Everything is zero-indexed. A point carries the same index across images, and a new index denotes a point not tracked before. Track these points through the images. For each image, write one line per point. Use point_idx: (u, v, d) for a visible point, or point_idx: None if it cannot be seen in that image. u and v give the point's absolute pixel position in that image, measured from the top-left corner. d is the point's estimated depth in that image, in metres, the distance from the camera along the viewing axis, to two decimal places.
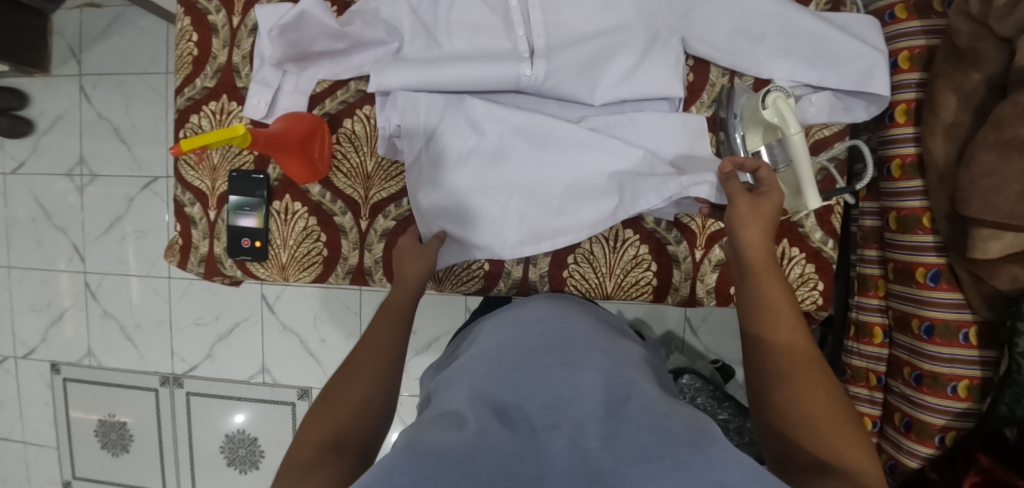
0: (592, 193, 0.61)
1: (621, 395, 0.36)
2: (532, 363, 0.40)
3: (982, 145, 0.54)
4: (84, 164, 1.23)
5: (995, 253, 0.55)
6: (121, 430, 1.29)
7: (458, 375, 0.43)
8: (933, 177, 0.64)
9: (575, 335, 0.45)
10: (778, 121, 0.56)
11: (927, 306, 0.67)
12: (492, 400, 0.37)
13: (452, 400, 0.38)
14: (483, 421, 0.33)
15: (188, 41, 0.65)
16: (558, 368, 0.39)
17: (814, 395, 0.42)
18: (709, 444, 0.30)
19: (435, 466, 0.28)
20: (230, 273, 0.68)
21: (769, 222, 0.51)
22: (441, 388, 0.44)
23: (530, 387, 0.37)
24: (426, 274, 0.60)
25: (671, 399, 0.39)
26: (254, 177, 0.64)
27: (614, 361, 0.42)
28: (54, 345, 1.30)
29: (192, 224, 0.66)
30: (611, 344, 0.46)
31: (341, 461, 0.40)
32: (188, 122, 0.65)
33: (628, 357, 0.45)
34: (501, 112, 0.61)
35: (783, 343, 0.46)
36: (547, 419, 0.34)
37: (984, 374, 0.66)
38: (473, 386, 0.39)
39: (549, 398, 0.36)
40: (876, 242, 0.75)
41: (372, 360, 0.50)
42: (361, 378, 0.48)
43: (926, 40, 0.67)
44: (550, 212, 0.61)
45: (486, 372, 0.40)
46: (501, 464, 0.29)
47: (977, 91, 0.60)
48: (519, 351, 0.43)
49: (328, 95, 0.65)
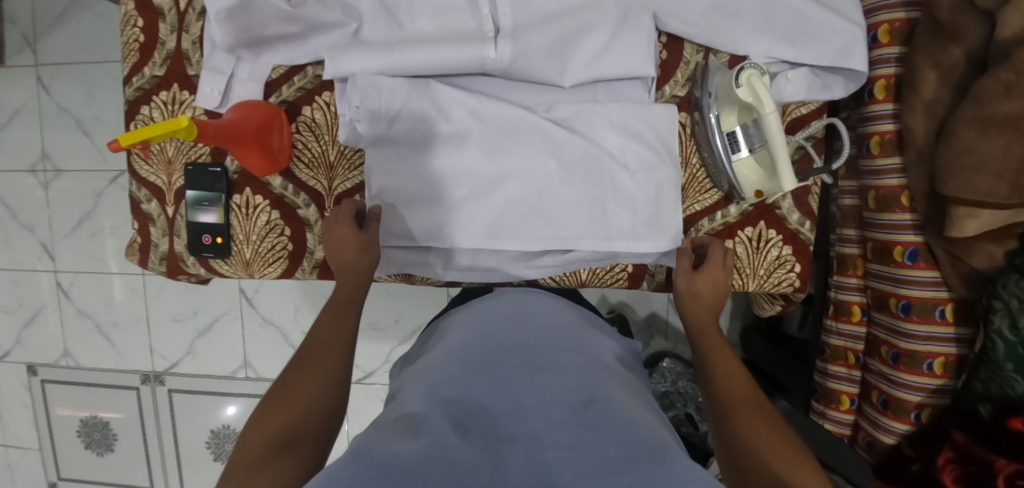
0: (570, 182, 0.59)
1: (585, 398, 0.35)
2: (496, 366, 0.39)
3: (962, 122, 0.52)
4: (47, 158, 1.18)
5: (972, 232, 0.54)
6: (104, 429, 1.27)
7: (421, 375, 0.42)
8: (912, 155, 0.63)
9: (545, 335, 0.45)
10: (753, 99, 0.54)
11: (906, 285, 0.66)
12: (452, 404, 0.35)
13: (409, 404, 0.37)
14: (438, 430, 0.31)
15: (134, 27, 0.61)
16: (522, 372, 0.38)
17: (758, 429, 0.42)
18: (671, 462, 0.28)
19: (382, 476, 0.26)
20: (193, 271, 0.65)
21: (715, 288, 0.56)
22: (404, 387, 0.43)
23: (491, 393, 0.36)
24: (369, 255, 0.57)
25: (638, 403, 0.38)
26: (211, 170, 0.61)
27: (584, 363, 0.41)
28: (30, 346, 1.27)
29: (150, 221, 0.64)
30: (580, 344, 0.46)
31: (291, 458, 0.39)
32: (139, 114, 0.62)
33: (596, 357, 0.44)
34: (473, 97, 0.59)
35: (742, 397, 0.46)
36: (506, 428, 0.32)
37: (959, 351, 0.66)
38: (433, 389, 0.38)
39: (509, 405, 0.35)
40: (856, 221, 0.74)
41: (325, 353, 0.49)
42: (310, 374, 0.46)
43: (906, 13, 0.66)
44: (524, 206, 0.60)
45: (448, 376, 0.39)
46: (453, 474, 0.27)
47: (956, 66, 0.58)
48: (484, 352, 0.42)
49: (285, 81, 0.61)
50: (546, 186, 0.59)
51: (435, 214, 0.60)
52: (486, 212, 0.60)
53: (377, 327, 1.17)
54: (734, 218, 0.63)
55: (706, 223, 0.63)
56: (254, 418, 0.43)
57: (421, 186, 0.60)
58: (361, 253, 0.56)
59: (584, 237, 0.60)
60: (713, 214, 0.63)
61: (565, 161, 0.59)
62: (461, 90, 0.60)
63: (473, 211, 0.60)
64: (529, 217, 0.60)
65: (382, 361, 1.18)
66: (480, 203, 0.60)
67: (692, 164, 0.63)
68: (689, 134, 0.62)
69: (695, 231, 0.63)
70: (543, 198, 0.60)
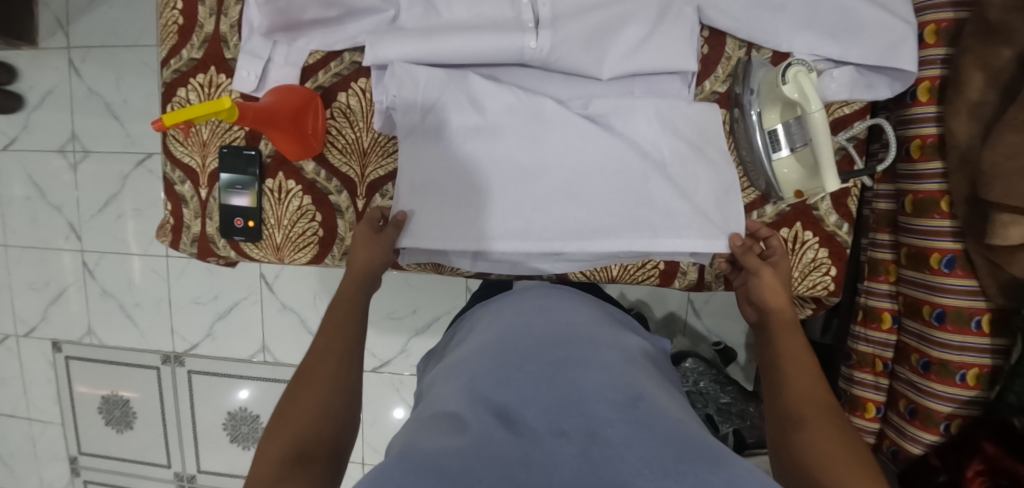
0: (603, 178, 0.58)
1: (632, 395, 0.35)
2: (529, 362, 0.39)
3: (1009, 126, 0.53)
4: (76, 140, 1.20)
5: (1015, 240, 0.54)
6: (124, 407, 1.29)
7: (457, 369, 0.42)
8: (954, 158, 0.61)
9: (580, 331, 0.45)
10: (798, 97, 0.52)
11: (940, 293, 0.65)
12: (490, 401, 0.35)
13: (448, 401, 0.37)
14: (482, 428, 0.31)
15: (173, 9, 0.62)
16: (560, 369, 0.38)
17: (831, 440, 0.41)
18: (729, 462, 0.28)
19: (434, 478, 0.26)
20: (223, 254, 0.65)
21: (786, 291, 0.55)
22: (438, 383, 0.43)
23: (532, 388, 0.36)
24: (382, 258, 0.59)
25: (680, 404, 0.38)
26: (245, 153, 0.61)
27: (623, 359, 0.41)
28: (54, 323, 1.30)
29: (183, 203, 0.64)
30: (614, 338, 0.46)
31: (308, 470, 0.39)
32: (176, 96, 0.63)
33: (632, 354, 0.44)
34: (510, 90, 0.58)
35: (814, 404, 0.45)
36: (553, 425, 0.32)
37: (993, 362, 0.65)
38: (471, 385, 0.38)
39: (553, 401, 0.34)
40: (890, 226, 0.73)
41: (330, 357, 0.49)
42: (317, 382, 0.47)
43: (954, 13, 0.64)
44: (561, 204, 0.58)
45: (485, 370, 0.39)
46: (505, 475, 0.27)
47: (1005, 68, 0.57)
48: (516, 348, 0.42)
49: (321, 66, 0.61)
50: (580, 182, 0.58)
51: (468, 208, 0.58)
52: (522, 207, 0.58)
53: (394, 316, 1.17)
54: (771, 217, 0.62)
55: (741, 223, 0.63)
56: (266, 430, 0.43)
57: (451, 176, 0.58)
58: (378, 250, 0.59)
59: (612, 229, 0.57)
60: (748, 214, 0.62)
61: (600, 153, 0.58)
62: (498, 83, 0.59)
63: (506, 206, 0.58)
64: (554, 208, 0.58)
65: (398, 351, 1.18)
66: (514, 198, 0.58)
67: (730, 163, 0.62)
68: (727, 132, 0.62)
69: None
70: (573, 189, 0.58)
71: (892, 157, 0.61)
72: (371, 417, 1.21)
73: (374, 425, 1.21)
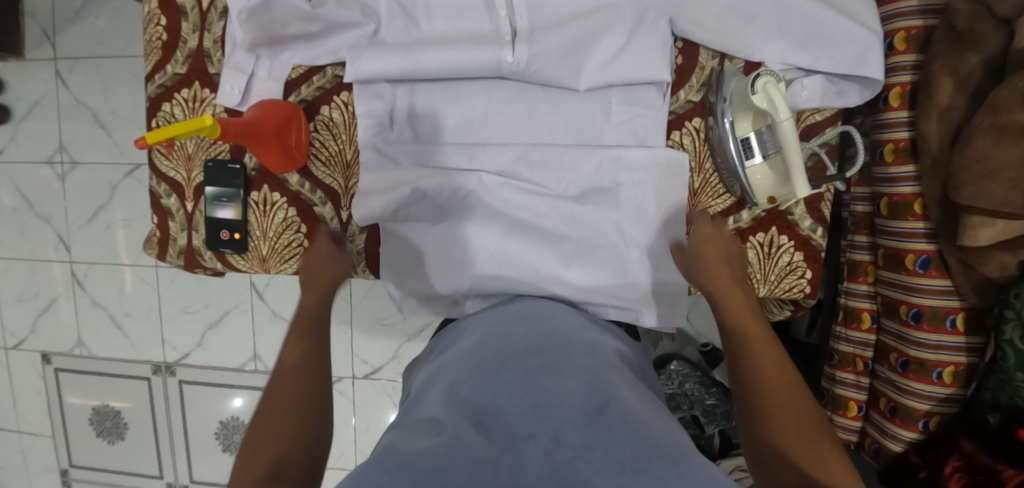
0: (572, 211, 0.63)
1: (600, 401, 0.36)
2: (510, 369, 0.40)
3: (978, 130, 0.55)
4: (64, 151, 1.20)
5: (984, 240, 0.58)
6: (116, 418, 1.29)
7: (437, 378, 0.43)
8: (926, 162, 0.63)
9: (561, 338, 0.46)
10: (767, 106, 0.53)
11: (916, 293, 0.68)
12: (469, 405, 0.37)
13: (428, 407, 0.38)
14: (459, 430, 0.32)
15: (157, 25, 0.62)
16: (539, 374, 0.39)
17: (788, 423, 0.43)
18: (684, 461, 0.30)
19: (405, 478, 0.27)
20: (210, 265, 0.66)
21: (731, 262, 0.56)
22: (419, 391, 0.44)
23: (509, 395, 0.37)
24: (341, 274, 0.60)
25: (653, 411, 0.39)
26: (229, 166, 0.62)
27: (597, 365, 0.42)
28: (44, 335, 1.29)
29: (169, 216, 0.65)
30: (591, 345, 0.47)
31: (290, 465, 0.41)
32: (160, 110, 0.63)
33: (608, 360, 0.46)
34: (476, 175, 0.61)
35: (781, 392, 0.45)
36: (524, 428, 0.33)
37: (969, 360, 0.68)
38: (452, 391, 0.39)
39: (525, 407, 0.35)
40: (867, 228, 0.75)
41: (301, 382, 0.49)
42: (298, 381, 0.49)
43: (923, 21, 0.65)
44: (534, 244, 0.64)
45: (465, 377, 0.41)
46: (475, 473, 0.28)
47: (972, 73, 0.59)
48: (497, 355, 0.43)
49: (303, 80, 0.62)
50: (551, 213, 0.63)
51: (444, 258, 0.64)
52: (498, 253, 0.63)
53: (385, 323, 1.19)
54: (747, 223, 0.63)
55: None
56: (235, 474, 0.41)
57: (437, 242, 0.64)
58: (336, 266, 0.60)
59: (590, 253, 0.63)
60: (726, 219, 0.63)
61: (566, 230, 0.63)
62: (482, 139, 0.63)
63: (484, 255, 0.64)
64: (528, 257, 0.63)
65: (391, 357, 1.19)
66: (491, 250, 0.64)
67: (706, 170, 0.62)
68: (703, 140, 0.62)
69: None
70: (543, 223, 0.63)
71: (863, 161, 0.61)
72: (365, 423, 1.22)
73: (368, 431, 1.22)
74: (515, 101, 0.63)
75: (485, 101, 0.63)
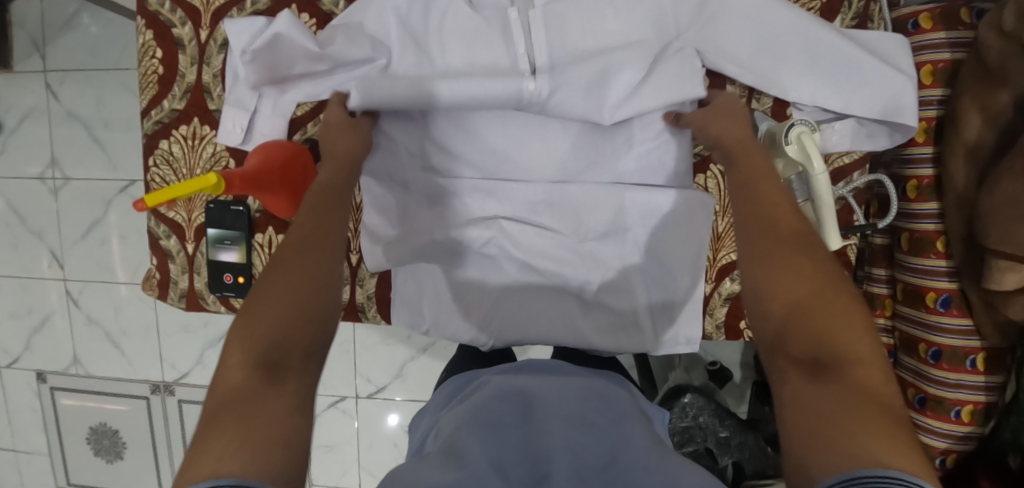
0: (587, 253, 0.63)
1: (607, 457, 0.39)
2: (534, 415, 0.44)
3: (1007, 173, 0.53)
4: (56, 165, 1.17)
5: (1011, 285, 0.56)
6: (114, 437, 1.27)
7: (457, 413, 0.46)
8: (951, 200, 0.62)
9: (596, 395, 0.49)
10: (801, 157, 0.51)
11: (935, 331, 0.66)
12: (487, 433, 0.41)
13: (455, 437, 0.41)
14: (477, 467, 0.36)
15: (152, 58, 0.59)
16: (553, 419, 0.43)
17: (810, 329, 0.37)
18: None
19: None
20: (213, 309, 0.63)
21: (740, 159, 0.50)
22: (442, 427, 0.47)
23: (512, 446, 0.40)
24: (363, 147, 0.54)
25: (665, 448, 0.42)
26: (233, 208, 0.59)
27: (614, 417, 0.45)
28: (39, 353, 1.26)
29: (169, 258, 0.62)
30: (608, 395, 0.50)
31: (282, 386, 0.35)
32: (157, 148, 0.60)
33: (624, 410, 0.47)
34: (493, 218, 0.62)
35: (777, 244, 0.42)
36: (532, 475, 0.37)
37: (988, 399, 0.66)
38: (472, 429, 0.41)
39: (538, 451, 0.39)
40: (886, 261, 0.73)
41: (293, 272, 0.40)
42: (284, 282, 0.39)
43: (951, 54, 0.63)
44: (548, 285, 0.64)
45: (485, 415, 0.44)
46: None
47: (1003, 111, 0.57)
48: (527, 400, 0.47)
49: (309, 118, 0.60)
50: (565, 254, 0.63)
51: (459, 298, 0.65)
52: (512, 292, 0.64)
53: (388, 342, 1.17)
54: None
55: (727, 289, 0.64)
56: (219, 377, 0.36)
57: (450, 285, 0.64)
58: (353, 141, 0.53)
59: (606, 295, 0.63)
60: None
61: (586, 278, 0.63)
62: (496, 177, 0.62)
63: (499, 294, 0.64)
64: (543, 297, 0.64)
65: (394, 376, 1.18)
66: (504, 288, 0.64)
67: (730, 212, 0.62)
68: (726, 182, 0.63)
69: (730, 281, 0.64)
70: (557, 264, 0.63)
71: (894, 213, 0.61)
72: (367, 442, 1.20)
73: (371, 450, 1.21)
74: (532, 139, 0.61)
75: (496, 135, 0.61)
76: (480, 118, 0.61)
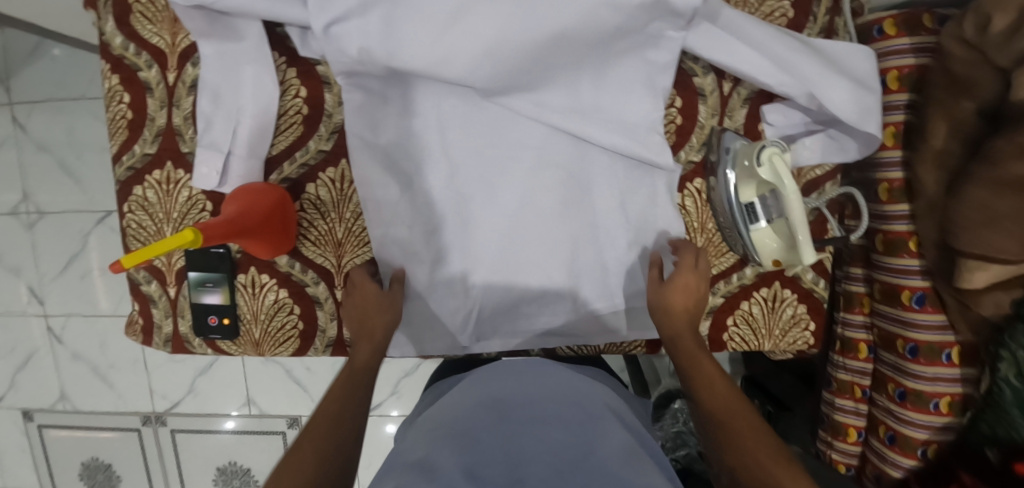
0: (576, 262, 0.61)
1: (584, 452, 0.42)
2: (507, 417, 0.46)
3: (976, 180, 0.55)
4: (28, 200, 1.14)
5: (980, 283, 0.57)
6: (107, 471, 1.26)
7: (428, 425, 0.47)
8: (922, 205, 0.64)
9: (568, 397, 0.51)
10: (774, 178, 0.53)
11: (913, 328, 0.68)
12: (458, 443, 0.42)
13: (428, 448, 0.42)
14: (450, 475, 0.37)
15: (120, 102, 0.58)
16: (527, 423, 0.45)
17: (746, 439, 0.45)
18: None
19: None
20: (199, 351, 0.63)
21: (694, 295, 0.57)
22: (411, 437, 0.48)
23: (487, 451, 0.41)
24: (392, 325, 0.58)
25: (637, 451, 0.44)
26: (214, 251, 0.59)
27: (584, 418, 0.47)
28: (23, 391, 1.24)
29: (151, 303, 0.62)
30: (581, 393, 0.52)
31: None
32: (132, 194, 0.59)
33: (597, 408, 0.50)
34: (470, 228, 0.60)
35: (716, 393, 0.50)
36: (510, 476, 0.38)
37: (965, 391, 0.68)
38: (446, 439, 0.42)
39: (509, 454, 0.41)
40: (862, 261, 0.75)
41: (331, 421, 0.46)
42: (316, 440, 0.44)
43: (916, 60, 0.65)
44: (532, 285, 0.61)
45: (460, 423, 0.45)
46: None
47: (967, 119, 0.59)
48: (496, 403, 0.48)
49: (286, 156, 0.59)
50: (553, 259, 0.61)
51: (446, 310, 0.62)
52: (500, 295, 0.62)
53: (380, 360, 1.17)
54: (750, 280, 0.62)
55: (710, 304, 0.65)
56: None
57: (431, 299, 0.62)
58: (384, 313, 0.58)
59: (596, 293, 0.62)
60: (729, 277, 0.62)
61: (569, 286, 0.62)
62: (469, 183, 0.59)
63: (485, 296, 0.62)
64: (531, 300, 0.62)
65: (389, 393, 1.18)
66: (489, 290, 0.62)
67: (708, 230, 0.61)
68: (704, 201, 0.61)
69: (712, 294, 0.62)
70: (543, 261, 0.61)
71: (865, 225, 0.63)
72: (365, 460, 1.21)
73: (369, 467, 1.21)
74: (506, 143, 0.58)
75: (465, 153, 0.59)
76: (453, 130, 0.58)
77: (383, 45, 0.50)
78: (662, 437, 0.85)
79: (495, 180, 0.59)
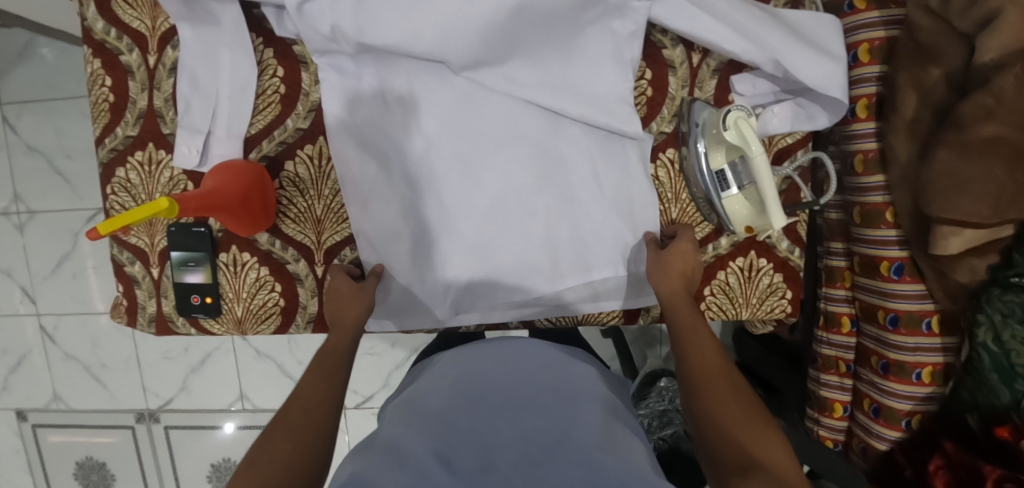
0: (553, 235, 0.62)
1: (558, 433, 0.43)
2: (487, 398, 0.47)
3: (943, 143, 0.54)
4: (19, 200, 1.15)
5: (955, 248, 0.58)
6: (102, 470, 1.26)
7: (407, 404, 0.49)
8: (896, 174, 0.64)
9: (546, 378, 0.52)
10: (741, 142, 0.54)
11: (892, 298, 0.69)
12: (433, 428, 0.43)
13: (404, 430, 0.44)
14: (426, 464, 0.39)
15: (102, 86, 0.59)
16: (505, 405, 0.46)
17: (729, 416, 0.46)
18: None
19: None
20: (183, 331, 0.64)
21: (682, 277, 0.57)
22: (388, 416, 0.49)
23: (462, 438, 0.42)
24: (369, 307, 0.58)
25: (612, 429, 0.45)
26: (195, 230, 0.60)
27: (561, 398, 0.49)
28: (17, 392, 1.24)
29: (135, 284, 0.63)
30: (560, 372, 0.54)
31: None
32: (115, 176, 0.60)
33: (577, 388, 0.52)
34: (447, 206, 0.61)
35: (706, 369, 0.50)
36: (481, 461, 0.40)
37: (946, 360, 0.69)
38: (424, 424, 0.44)
39: (483, 441, 0.42)
40: (842, 235, 0.76)
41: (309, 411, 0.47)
42: (295, 430, 0.45)
43: (885, 32, 0.67)
44: (509, 258, 0.62)
45: (439, 406, 0.46)
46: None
47: (935, 86, 0.60)
48: (473, 383, 0.49)
49: (264, 135, 0.60)
50: (529, 232, 0.61)
51: (426, 287, 0.63)
52: (478, 270, 0.62)
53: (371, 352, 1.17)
54: (726, 249, 0.63)
55: None
56: None
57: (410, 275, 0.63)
58: (358, 304, 0.58)
59: (574, 267, 0.63)
60: (706, 246, 0.63)
61: (545, 261, 0.62)
62: (445, 160, 0.60)
63: (462, 272, 0.62)
64: (508, 274, 0.62)
65: (381, 385, 1.18)
66: (465, 265, 0.62)
67: (683, 200, 0.62)
68: (678, 170, 0.62)
69: None
70: (519, 234, 0.61)
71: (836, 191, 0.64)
72: None
73: None
74: (479, 119, 0.59)
75: (442, 129, 0.59)
76: (428, 107, 0.59)
77: (356, 21, 0.51)
78: (647, 415, 0.85)
79: (472, 158, 0.60)
